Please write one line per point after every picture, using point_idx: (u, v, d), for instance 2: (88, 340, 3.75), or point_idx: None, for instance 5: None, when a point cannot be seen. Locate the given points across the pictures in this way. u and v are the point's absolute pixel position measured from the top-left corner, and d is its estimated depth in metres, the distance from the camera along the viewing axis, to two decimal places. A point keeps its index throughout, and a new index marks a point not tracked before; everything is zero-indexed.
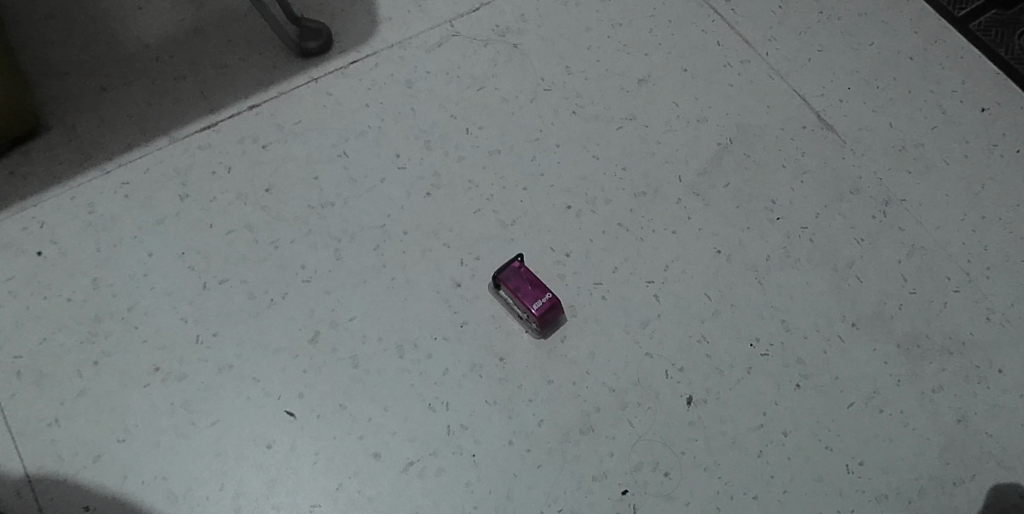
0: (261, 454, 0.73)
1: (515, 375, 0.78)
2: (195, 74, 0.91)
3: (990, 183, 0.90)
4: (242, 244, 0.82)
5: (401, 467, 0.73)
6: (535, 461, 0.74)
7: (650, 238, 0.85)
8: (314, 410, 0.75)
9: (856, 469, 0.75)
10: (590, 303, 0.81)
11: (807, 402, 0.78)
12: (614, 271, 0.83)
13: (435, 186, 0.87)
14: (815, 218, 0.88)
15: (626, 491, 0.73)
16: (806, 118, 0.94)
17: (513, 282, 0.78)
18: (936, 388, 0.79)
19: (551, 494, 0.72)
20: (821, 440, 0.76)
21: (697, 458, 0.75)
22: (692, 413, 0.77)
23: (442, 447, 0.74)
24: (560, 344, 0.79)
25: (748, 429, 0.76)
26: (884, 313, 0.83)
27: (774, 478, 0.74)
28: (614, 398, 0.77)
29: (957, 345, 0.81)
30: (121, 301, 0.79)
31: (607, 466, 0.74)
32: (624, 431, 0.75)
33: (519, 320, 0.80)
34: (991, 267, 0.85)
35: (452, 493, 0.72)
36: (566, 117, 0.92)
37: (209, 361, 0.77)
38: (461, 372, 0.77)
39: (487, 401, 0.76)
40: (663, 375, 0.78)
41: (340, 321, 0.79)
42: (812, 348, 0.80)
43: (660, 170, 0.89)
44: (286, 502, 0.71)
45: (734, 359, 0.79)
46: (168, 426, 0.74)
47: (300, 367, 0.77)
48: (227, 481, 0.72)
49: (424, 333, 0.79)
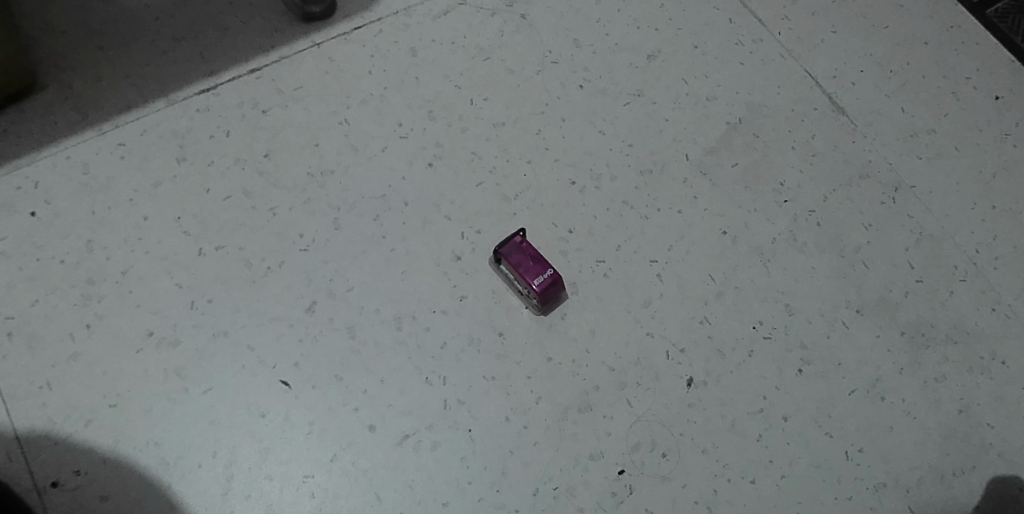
0: (254, 423, 0.72)
1: (514, 351, 0.77)
2: (195, 35, 0.89)
3: (1001, 172, 0.88)
4: (239, 210, 0.81)
5: (395, 440, 0.72)
6: (532, 439, 0.73)
7: (655, 217, 0.84)
8: (309, 381, 0.74)
9: (855, 456, 0.74)
10: (592, 281, 0.80)
11: (809, 387, 0.77)
12: (617, 249, 0.82)
13: (437, 157, 0.85)
14: (823, 201, 0.86)
15: (623, 471, 0.72)
16: (817, 100, 0.92)
17: (514, 257, 0.77)
18: (938, 377, 0.78)
19: (547, 472, 0.72)
20: (821, 426, 0.75)
21: (696, 440, 0.74)
22: (692, 395, 0.76)
23: (438, 421, 0.73)
24: (560, 321, 0.78)
25: (748, 413, 0.75)
26: (889, 300, 0.81)
27: (773, 462, 0.74)
28: (614, 378, 0.76)
29: (962, 335, 0.80)
30: (116, 265, 0.78)
31: (604, 445, 0.73)
32: (622, 411, 0.75)
33: (519, 296, 0.79)
34: (1000, 257, 0.84)
35: (446, 468, 0.71)
36: (573, 91, 0.90)
37: (204, 328, 0.76)
38: (459, 346, 0.76)
39: (484, 376, 0.75)
40: (663, 356, 0.77)
41: (337, 291, 0.78)
42: (815, 333, 0.79)
43: (667, 148, 0.88)
44: (279, 472, 0.71)
45: (737, 342, 0.78)
46: (161, 392, 0.73)
47: (296, 337, 0.76)
48: (220, 449, 0.71)
49: (423, 306, 0.78)
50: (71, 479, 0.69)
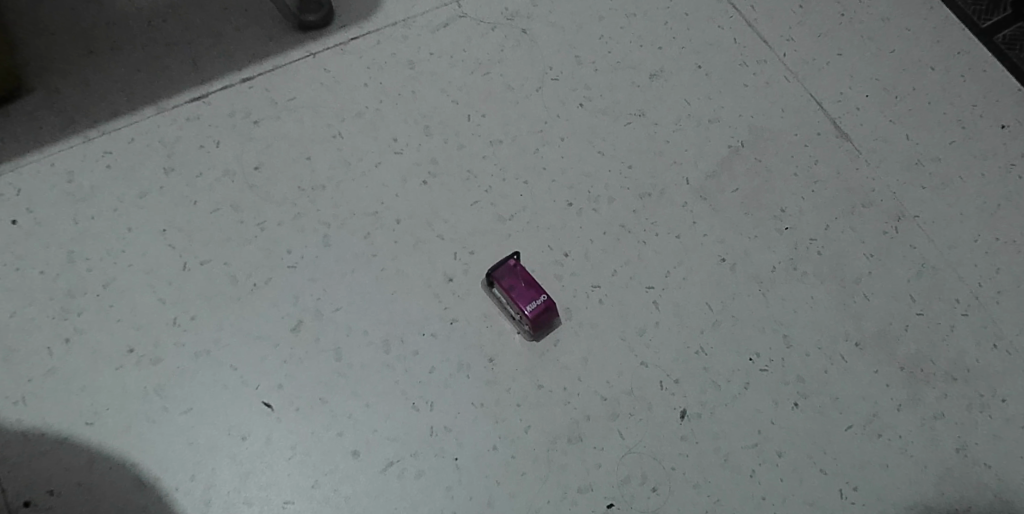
0: (235, 446, 0.70)
1: (504, 377, 0.75)
2: (188, 41, 0.87)
3: (1005, 204, 0.87)
4: (227, 224, 0.79)
5: (380, 467, 0.70)
6: (520, 469, 0.71)
7: (653, 242, 0.82)
8: (292, 403, 0.72)
9: (850, 494, 0.73)
10: (586, 307, 0.78)
11: (805, 422, 0.75)
12: (613, 274, 0.80)
13: (432, 174, 0.83)
14: (825, 229, 0.85)
15: (611, 505, 0.70)
16: (821, 125, 0.90)
17: (508, 279, 0.75)
18: (937, 414, 0.76)
19: (534, 504, 0.70)
20: (816, 463, 0.73)
21: (688, 475, 0.72)
22: (685, 427, 0.74)
23: (423, 448, 0.71)
24: (552, 347, 0.76)
25: (742, 448, 0.74)
26: (889, 334, 0.80)
27: (766, 499, 0.72)
28: (605, 407, 0.74)
29: (962, 371, 0.78)
30: (97, 277, 0.76)
31: (594, 477, 0.71)
32: (613, 443, 0.73)
33: (511, 321, 0.77)
34: (1002, 291, 0.82)
35: (431, 497, 0.70)
36: (573, 109, 0.88)
37: (186, 346, 0.74)
38: (448, 371, 0.74)
39: (472, 403, 0.73)
40: (657, 386, 0.75)
41: (324, 310, 0.76)
42: (813, 366, 0.78)
43: (667, 171, 0.86)
44: (258, 498, 0.69)
45: (733, 373, 0.77)
46: (140, 411, 0.71)
47: (281, 357, 0.74)
48: (198, 472, 0.69)
49: (412, 329, 0.76)
50: (43, 499, 0.67)
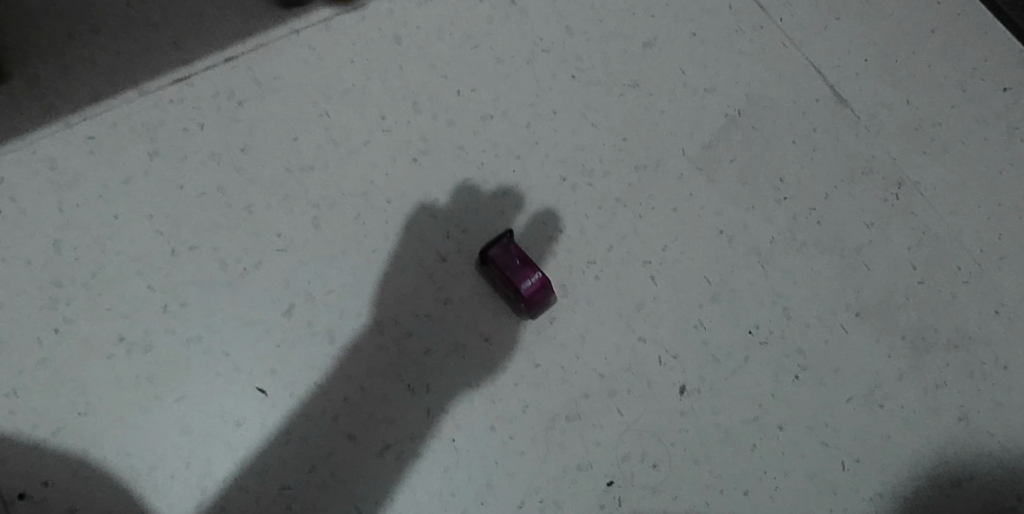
0: (230, 433, 0.70)
1: (500, 357, 0.74)
2: (169, 22, 0.84)
3: (1007, 168, 0.85)
4: (215, 208, 0.77)
5: (377, 450, 0.70)
6: (517, 449, 0.71)
7: (649, 215, 0.81)
8: (286, 388, 0.71)
9: (853, 467, 0.72)
10: (582, 283, 0.77)
11: (806, 394, 0.74)
12: (609, 250, 0.79)
13: (422, 151, 0.81)
14: (823, 198, 0.83)
15: (611, 483, 0.70)
16: (819, 91, 0.88)
17: (501, 259, 0.74)
18: (939, 384, 0.75)
19: (533, 484, 0.69)
20: (818, 435, 0.73)
21: (689, 451, 0.71)
22: (685, 402, 0.73)
23: (420, 430, 0.71)
24: (548, 326, 0.75)
25: (742, 422, 0.73)
26: (890, 303, 0.78)
27: (767, 473, 0.71)
28: (603, 385, 0.73)
29: (964, 340, 0.77)
30: (85, 266, 0.74)
31: (592, 455, 0.71)
32: (612, 420, 0.72)
33: (506, 299, 0.76)
34: (1004, 258, 0.81)
35: (429, 479, 0.69)
36: (565, 81, 0.86)
37: (177, 332, 0.73)
38: (443, 351, 0.73)
39: (469, 383, 0.72)
40: (656, 362, 0.74)
41: (316, 294, 0.75)
42: (813, 338, 0.76)
43: (662, 142, 0.84)
44: (254, 484, 0.68)
45: (732, 347, 0.76)
46: (132, 399, 0.70)
47: (273, 342, 0.73)
48: (194, 460, 0.69)
49: (406, 310, 0.75)
50: (38, 491, 0.66)
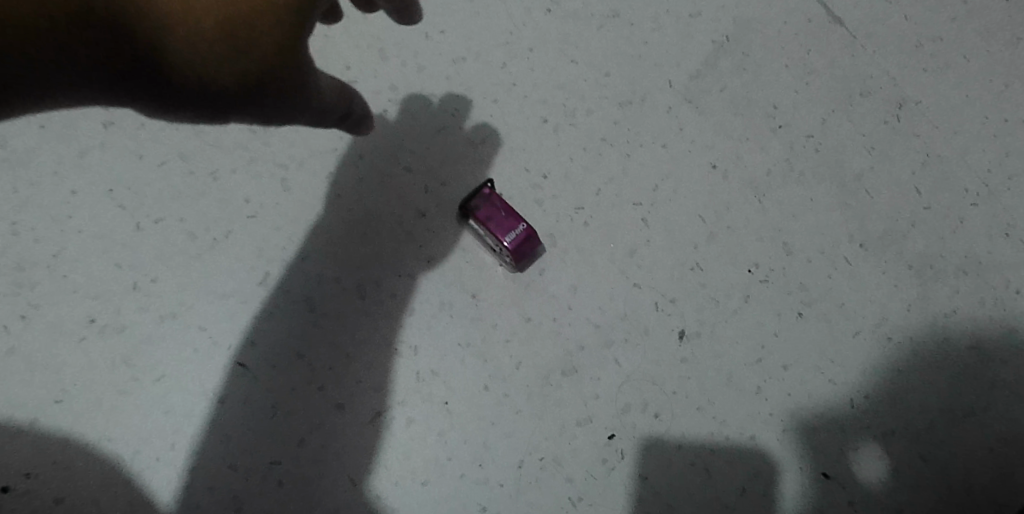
0: (214, 410, 0.67)
1: (490, 313, 0.70)
2: None
3: (1012, 82, 0.80)
4: (178, 177, 0.73)
5: (368, 418, 0.67)
6: (514, 407, 0.68)
7: (638, 154, 0.76)
8: (268, 360, 0.68)
9: (861, 403, 0.69)
10: (571, 231, 0.73)
11: (810, 331, 0.71)
12: (598, 193, 0.75)
13: (393, 101, 0.76)
14: (821, 124, 0.78)
15: (613, 436, 0.67)
16: (813, 9, 0.82)
17: (483, 210, 0.70)
18: (948, 312, 0.72)
19: (533, 442, 0.67)
20: (824, 373, 0.70)
21: (691, 397, 0.69)
22: (685, 348, 0.70)
23: (411, 395, 0.68)
24: (538, 278, 0.72)
25: (746, 365, 0.70)
26: (895, 231, 0.75)
27: (774, 415, 0.68)
28: (599, 335, 0.70)
29: (973, 265, 0.74)
30: (46, 247, 0.70)
31: (592, 409, 0.68)
32: (610, 372, 0.69)
33: (491, 253, 0.72)
34: (1012, 176, 0.77)
35: (423, 444, 0.67)
36: (540, 15, 0.80)
37: (150, 310, 0.69)
38: (430, 312, 0.70)
39: (459, 343, 0.69)
40: (653, 308, 0.71)
41: (292, 260, 0.71)
42: (816, 272, 0.73)
43: (647, 75, 0.79)
44: (243, 461, 0.65)
45: (731, 287, 0.72)
46: (109, 383, 0.67)
47: (251, 313, 0.69)
48: (178, 440, 0.66)
49: (388, 272, 0.71)
50: (20, 483, 0.64)
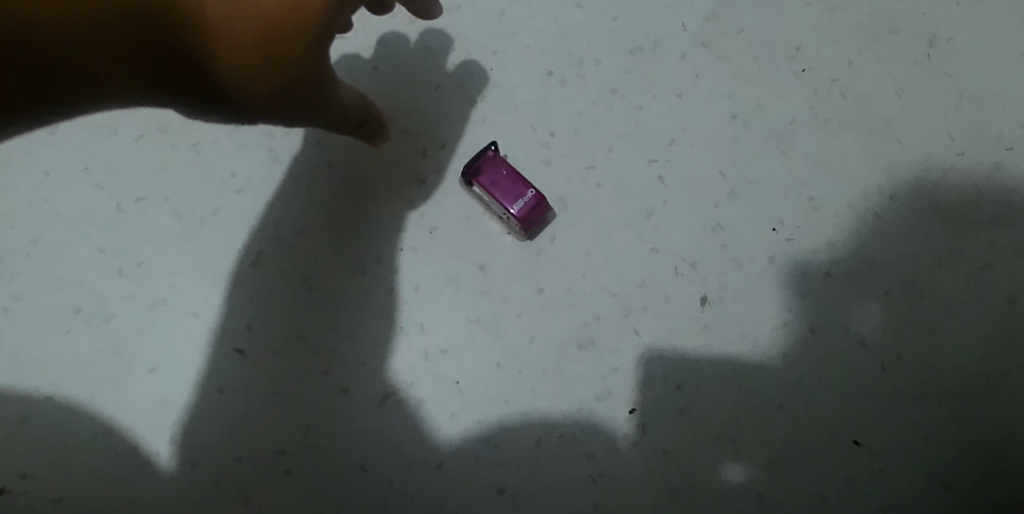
0: (213, 400, 0.63)
1: (499, 286, 0.67)
2: None
3: None
4: (156, 152, 0.68)
5: (375, 402, 0.64)
6: (529, 384, 0.65)
7: (652, 106, 0.71)
8: (267, 345, 0.64)
9: (892, 366, 0.66)
10: (582, 194, 0.69)
11: (839, 291, 0.67)
12: (609, 151, 0.70)
13: (384, 58, 0.70)
14: (847, 66, 0.72)
15: (633, 410, 0.65)
16: None
17: (487, 174, 0.65)
18: (983, 266, 0.68)
19: (550, 420, 0.64)
20: (853, 335, 0.67)
21: (714, 366, 0.66)
22: (707, 315, 0.67)
23: (421, 376, 0.65)
24: (549, 246, 0.68)
25: (771, 329, 0.66)
26: (927, 181, 0.70)
27: (800, 382, 0.66)
28: (616, 304, 0.67)
29: (1011, 215, 0.69)
30: (22, 234, 0.66)
31: (610, 383, 0.65)
32: (628, 343, 0.66)
33: (499, 222, 0.67)
34: None
35: (435, 427, 0.64)
36: None
37: (138, 297, 0.65)
38: (435, 286, 0.66)
39: (468, 318, 0.66)
40: (671, 273, 0.67)
41: (285, 237, 0.66)
42: (844, 228, 0.69)
43: (659, 18, 0.73)
44: (248, 451, 0.63)
45: (754, 248, 0.68)
46: (101, 375, 0.64)
47: (245, 296, 0.65)
48: (178, 433, 0.63)
49: (388, 246, 0.67)
50: (18, 484, 0.61)
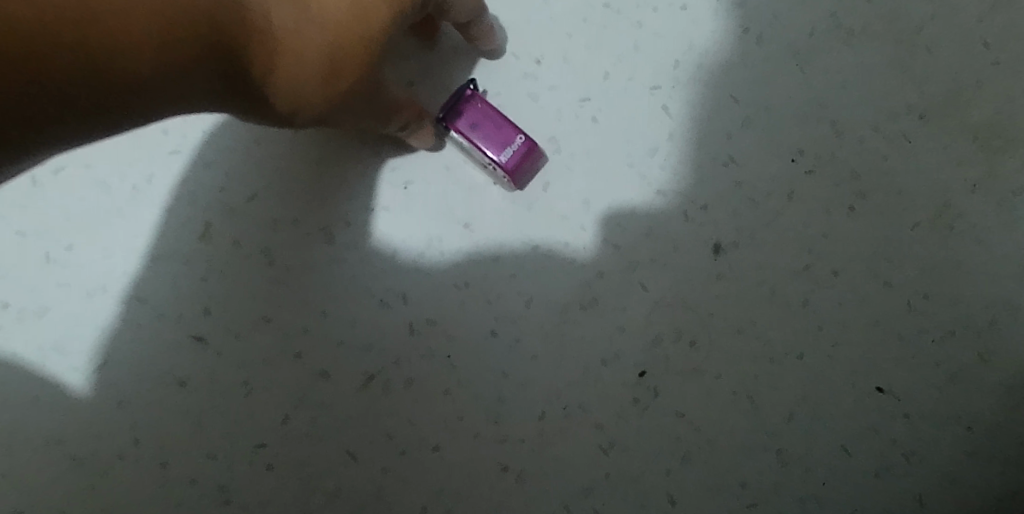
0: (176, 396, 0.57)
1: (489, 245, 0.59)
2: None
3: None
4: None
5: (360, 383, 0.58)
6: (528, 352, 0.59)
7: (652, 21, 0.62)
8: (230, 328, 0.57)
9: (919, 305, 0.60)
10: (576, 132, 0.60)
11: (863, 228, 0.61)
12: (606, 79, 0.61)
13: None
14: None
15: (644, 373, 0.59)
16: None
17: (466, 117, 0.56)
18: (1019, 190, 0.61)
19: (554, 390, 0.59)
20: (879, 275, 0.60)
21: (729, 319, 0.60)
22: (720, 264, 0.60)
23: (408, 352, 0.58)
24: (542, 195, 0.60)
25: (790, 275, 0.60)
26: (960, 96, 0.62)
27: (823, 329, 0.60)
28: (619, 258, 0.60)
29: None
30: None
31: (616, 345, 0.59)
32: (635, 300, 0.60)
33: (484, 171, 0.59)
34: None
35: (429, 406, 0.58)
36: None
37: (72, 285, 0.57)
38: (416, 250, 0.59)
39: (456, 284, 0.59)
40: (681, 219, 0.60)
41: (236, 204, 0.58)
42: (869, 156, 0.61)
43: None
44: (223, 448, 0.56)
45: (772, 184, 0.61)
46: (43, 376, 0.56)
47: (197, 275, 0.58)
48: (140, 434, 0.56)
49: (359, 207, 0.59)
50: None
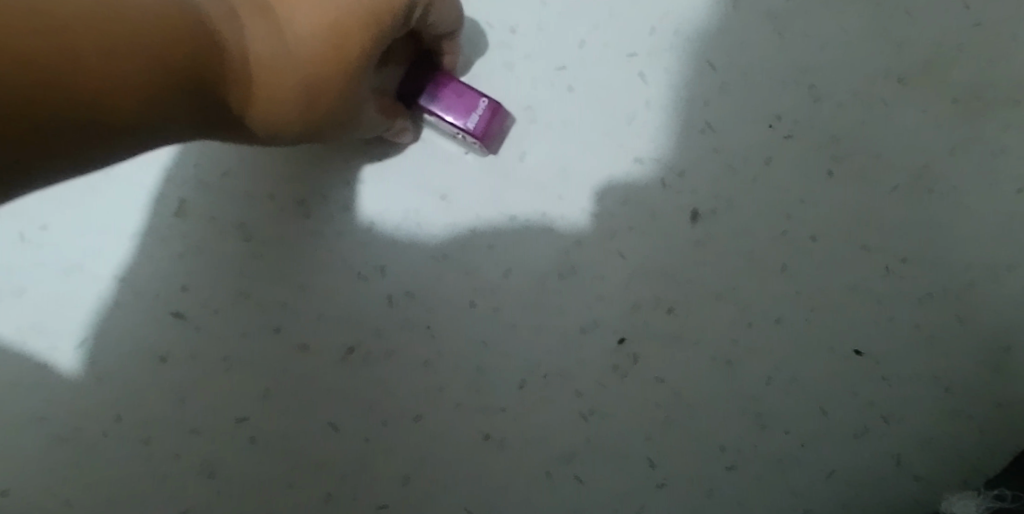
0: (157, 372, 0.57)
1: (466, 216, 0.59)
2: None
3: None
4: None
5: (340, 357, 0.58)
6: (507, 322, 0.59)
7: None
8: (208, 304, 0.58)
9: (897, 268, 0.60)
10: (552, 101, 0.60)
11: (841, 192, 0.61)
12: (581, 47, 0.60)
13: None
14: None
15: (623, 340, 0.59)
16: None
17: (426, 87, 0.56)
18: (998, 151, 0.60)
19: (533, 359, 0.59)
20: (856, 239, 0.60)
21: (707, 286, 0.60)
22: (698, 230, 0.60)
23: (387, 324, 0.58)
24: (518, 165, 0.59)
25: (768, 241, 0.60)
26: (939, 58, 0.61)
27: (801, 294, 0.60)
28: (597, 226, 0.60)
29: None
30: None
31: (595, 313, 0.59)
32: (613, 268, 0.60)
33: (455, 141, 0.59)
34: None
35: (409, 377, 0.58)
36: None
37: (48, 264, 0.58)
38: (393, 222, 0.58)
39: (434, 256, 0.59)
40: (659, 186, 0.60)
41: (211, 180, 0.58)
42: (847, 120, 0.61)
43: None
44: (206, 423, 0.57)
45: (749, 149, 0.61)
46: (24, 354, 0.57)
47: (173, 251, 0.58)
48: (122, 410, 0.57)
49: (335, 180, 0.58)
50: None
